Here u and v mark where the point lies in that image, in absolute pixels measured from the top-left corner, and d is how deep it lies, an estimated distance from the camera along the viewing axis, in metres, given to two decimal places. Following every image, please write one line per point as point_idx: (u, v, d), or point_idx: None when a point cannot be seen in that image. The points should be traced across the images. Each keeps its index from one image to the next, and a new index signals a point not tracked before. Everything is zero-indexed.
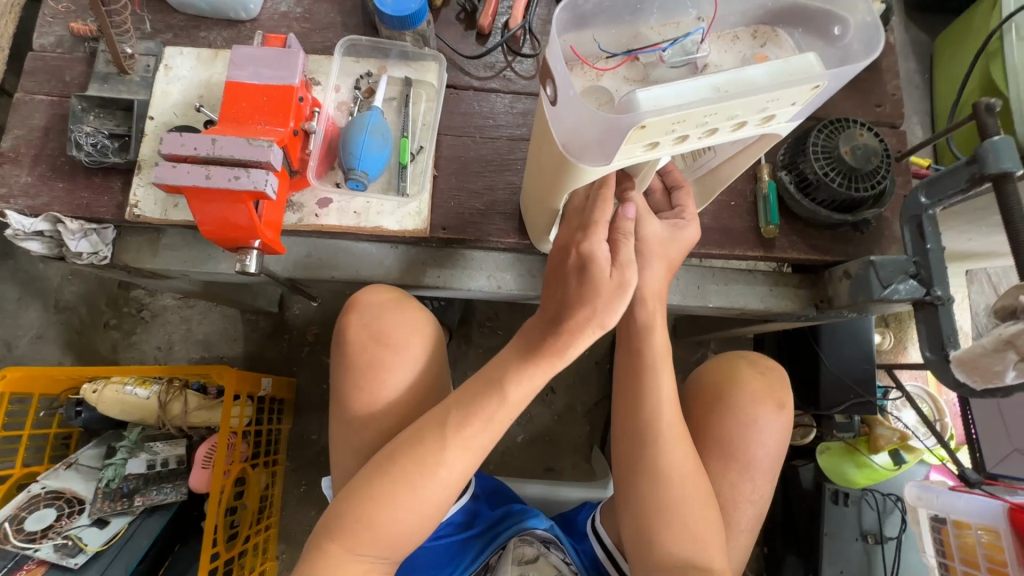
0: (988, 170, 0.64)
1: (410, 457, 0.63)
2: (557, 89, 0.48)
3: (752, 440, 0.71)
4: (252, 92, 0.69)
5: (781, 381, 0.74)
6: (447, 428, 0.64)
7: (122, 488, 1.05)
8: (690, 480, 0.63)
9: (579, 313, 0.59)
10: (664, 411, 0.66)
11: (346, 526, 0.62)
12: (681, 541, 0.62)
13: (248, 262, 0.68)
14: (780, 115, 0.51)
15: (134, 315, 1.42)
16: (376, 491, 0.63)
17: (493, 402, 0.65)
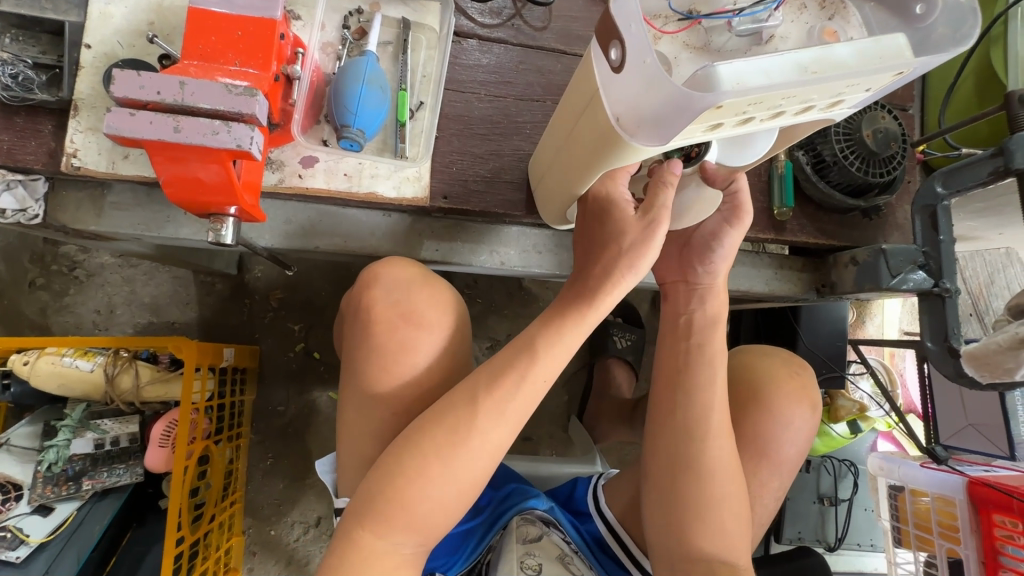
0: (1014, 165, 0.64)
1: (442, 429, 0.58)
2: (623, 53, 0.41)
3: (782, 438, 0.77)
4: (225, 24, 0.57)
5: (812, 383, 0.81)
6: (478, 394, 0.58)
7: (66, 471, 0.94)
8: (727, 476, 0.68)
9: (604, 258, 0.58)
10: (715, 406, 0.70)
11: (376, 511, 0.56)
12: (713, 534, 0.67)
13: (224, 232, 0.58)
14: (847, 100, 0.47)
15: (66, 274, 1.25)
16: (409, 467, 0.57)
17: (523, 360, 0.59)
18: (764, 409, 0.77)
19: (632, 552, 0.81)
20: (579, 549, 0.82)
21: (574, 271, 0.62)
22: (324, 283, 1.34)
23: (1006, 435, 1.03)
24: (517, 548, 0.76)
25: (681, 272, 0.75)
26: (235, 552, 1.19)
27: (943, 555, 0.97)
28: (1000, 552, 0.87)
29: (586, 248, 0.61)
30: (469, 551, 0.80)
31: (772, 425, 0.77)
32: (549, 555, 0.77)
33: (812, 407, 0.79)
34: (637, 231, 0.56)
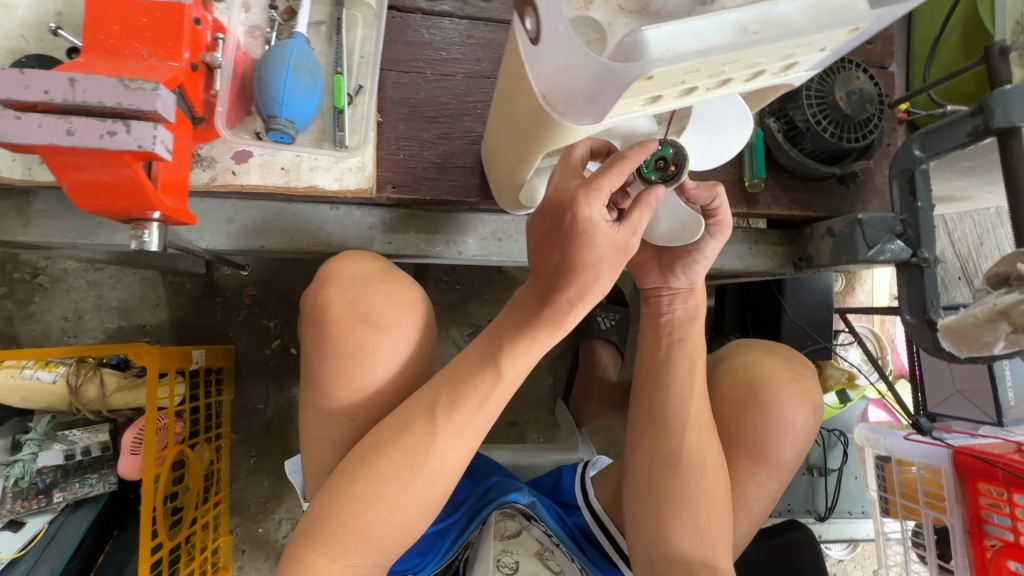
0: (994, 124, 0.59)
1: (401, 449, 0.55)
2: (540, 23, 0.38)
3: (780, 440, 0.74)
4: (128, 10, 0.52)
5: (814, 384, 0.77)
6: (437, 410, 0.56)
7: (36, 484, 0.93)
8: (711, 473, 0.66)
9: (583, 275, 0.52)
10: (694, 398, 0.68)
11: (330, 534, 0.54)
12: (692, 532, 0.65)
13: (148, 238, 0.55)
14: (802, 62, 0.42)
15: (29, 281, 1.22)
16: (365, 491, 0.54)
17: (486, 379, 0.56)
18: (765, 408, 0.74)
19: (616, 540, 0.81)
20: (560, 542, 0.81)
21: (536, 280, 0.55)
22: (297, 277, 1.31)
23: (993, 400, 1.00)
24: (494, 546, 0.74)
25: (663, 277, 0.72)
26: (223, 552, 1.19)
27: (930, 524, 0.97)
28: (986, 521, 0.87)
29: (551, 264, 0.52)
30: (444, 551, 0.78)
31: (769, 427, 0.74)
32: (527, 551, 0.75)
33: (812, 407, 0.76)
34: (611, 257, 0.52)
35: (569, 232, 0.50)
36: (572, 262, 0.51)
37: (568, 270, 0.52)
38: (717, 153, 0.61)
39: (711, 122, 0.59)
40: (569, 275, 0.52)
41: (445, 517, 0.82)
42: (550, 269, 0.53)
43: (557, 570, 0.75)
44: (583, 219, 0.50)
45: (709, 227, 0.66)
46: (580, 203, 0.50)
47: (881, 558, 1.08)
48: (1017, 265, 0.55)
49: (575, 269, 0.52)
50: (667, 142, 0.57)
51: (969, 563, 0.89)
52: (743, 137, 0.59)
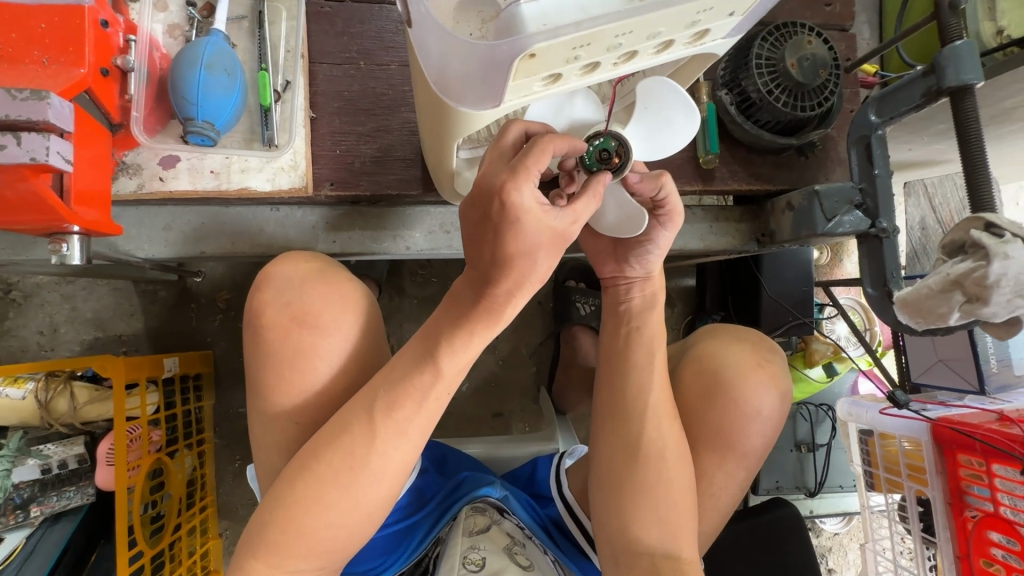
0: (945, 84, 0.56)
1: (340, 452, 0.51)
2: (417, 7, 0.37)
3: (746, 428, 0.72)
4: (25, 16, 0.50)
5: (781, 371, 0.76)
6: (375, 410, 0.51)
7: (14, 498, 0.92)
8: (669, 461, 0.65)
9: (520, 267, 0.46)
10: (653, 384, 0.67)
11: (272, 542, 0.49)
12: (655, 523, 0.64)
13: (69, 252, 0.53)
14: (715, 30, 0.40)
15: (1, 297, 1.20)
16: (305, 495, 0.50)
17: (425, 375, 0.52)
18: (731, 396, 0.72)
19: (587, 531, 0.79)
20: (533, 534, 0.79)
21: (469, 272, 0.49)
22: None
23: (975, 368, 0.98)
24: (462, 543, 0.72)
25: (618, 267, 0.70)
26: (212, 555, 1.20)
27: (913, 496, 0.95)
28: (966, 492, 0.85)
29: (483, 257, 0.46)
30: (412, 548, 0.75)
31: (735, 415, 0.72)
32: (495, 546, 0.72)
33: (780, 394, 0.74)
34: (548, 244, 0.46)
35: (498, 222, 0.44)
36: (505, 253, 0.45)
37: (503, 262, 0.45)
38: (663, 146, 0.57)
39: (655, 114, 0.55)
40: (503, 266, 0.46)
41: (412, 516, 0.79)
42: (483, 261, 0.47)
43: (525, 565, 0.72)
44: (513, 206, 0.43)
45: (661, 217, 0.64)
46: (506, 189, 0.43)
47: (868, 532, 1.06)
48: (972, 232, 0.53)
49: (510, 260, 0.45)
50: (609, 134, 0.54)
51: (950, 535, 0.88)
52: (691, 132, 0.55)
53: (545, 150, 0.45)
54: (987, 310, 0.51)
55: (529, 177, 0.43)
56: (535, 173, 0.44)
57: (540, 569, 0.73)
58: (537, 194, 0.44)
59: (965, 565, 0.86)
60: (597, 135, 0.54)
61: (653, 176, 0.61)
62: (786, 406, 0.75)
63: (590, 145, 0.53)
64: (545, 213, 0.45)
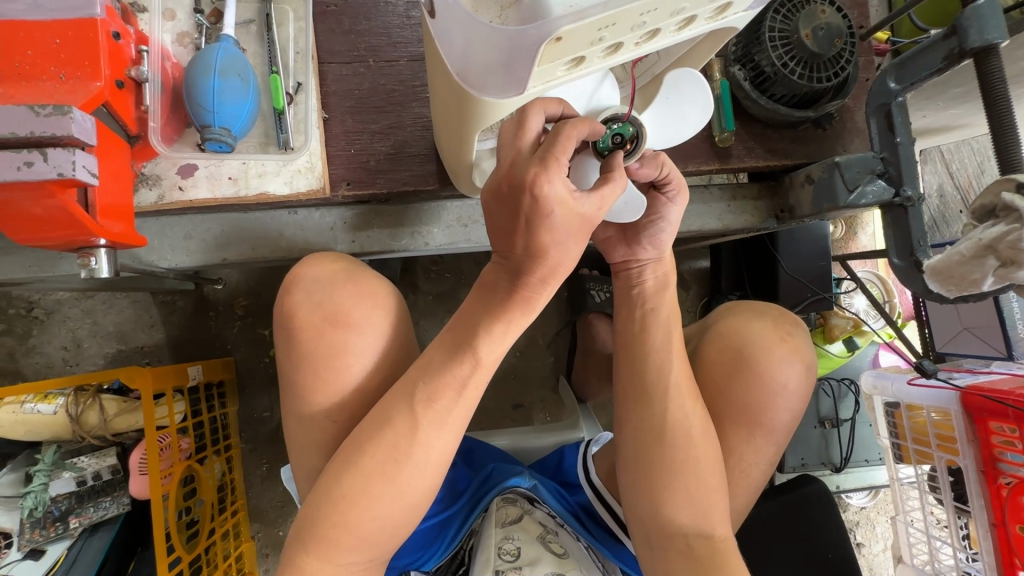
0: (969, 45, 0.55)
1: (384, 445, 0.51)
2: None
3: (773, 403, 0.72)
4: (40, 32, 0.50)
5: (805, 343, 0.75)
6: (416, 401, 0.52)
7: (51, 512, 0.95)
8: (696, 441, 0.65)
9: (552, 255, 0.47)
10: (673, 363, 0.67)
11: (321, 537, 0.50)
12: (687, 503, 0.64)
13: (97, 266, 0.54)
14: (737, 2, 0.39)
15: (24, 316, 1.21)
16: (351, 489, 0.50)
17: (461, 367, 0.51)
18: (756, 372, 0.72)
19: (617, 515, 0.78)
20: (565, 521, 0.78)
21: (502, 261, 0.50)
22: None
23: (1002, 334, 0.96)
24: (496, 534, 0.72)
25: (629, 250, 0.70)
26: (247, 558, 1.21)
27: (943, 467, 0.94)
28: (999, 460, 0.85)
29: (517, 248, 0.47)
30: (447, 543, 0.75)
31: (762, 391, 0.72)
32: (529, 536, 0.72)
33: (805, 366, 0.74)
34: (578, 232, 0.46)
35: (529, 214, 0.44)
36: (538, 243, 0.46)
37: (536, 252, 0.46)
38: (671, 134, 0.59)
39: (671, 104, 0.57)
40: (536, 256, 0.47)
41: (447, 509, 0.80)
42: (517, 252, 0.48)
43: (560, 552, 0.72)
44: (544, 198, 0.43)
45: (668, 192, 0.64)
46: (535, 184, 0.43)
47: (898, 504, 1.06)
48: (1005, 194, 0.52)
49: (543, 250, 0.46)
50: (628, 120, 0.54)
51: (984, 503, 0.87)
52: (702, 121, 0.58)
53: (570, 139, 0.44)
54: (1022, 273, 0.50)
55: (557, 168, 0.43)
56: (563, 163, 0.44)
57: (574, 557, 0.73)
58: (567, 183, 0.44)
59: (1001, 532, 0.85)
60: (615, 119, 0.54)
61: (653, 158, 0.59)
62: (812, 378, 0.75)
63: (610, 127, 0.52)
64: (575, 201, 0.45)
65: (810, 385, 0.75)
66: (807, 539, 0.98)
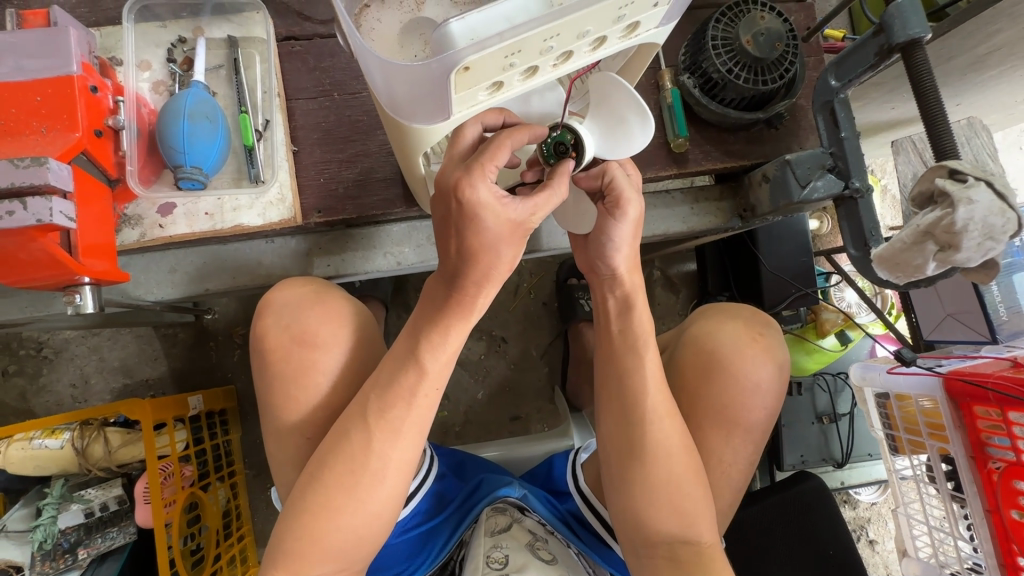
0: (895, 41, 0.57)
1: (341, 458, 0.54)
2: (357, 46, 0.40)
3: (748, 402, 0.73)
4: (21, 92, 0.54)
5: (776, 340, 0.77)
6: (369, 416, 0.54)
7: (61, 544, 0.98)
8: (678, 457, 0.64)
9: (484, 259, 0.49)
10: (649, 388, 0.66)
11: (288, 552, 0.52)
12: (670, 513, 0.63)
13: (82, 303, 0.57)
14: (645, 21, 0.42)
15: (35, 355, 1.26)
16: (315, 502, 0.53)
17: (408, 372, 0.54)
18: (730, 373, 0.73)
19: (604, 519, 0.78)
20: (554, 528, 0.78)
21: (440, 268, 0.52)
22: None
23: (985, 320, 0.97)
24: (485, 542, 0.71)
25: (589, 263, 0.71)
26: None
27: (936, 455, 0.93)
28: (987, 444, 0.84)
29: (450, 253, 0.49)
30: (435, 552, 0.75)
31: (737, 392, 0.73)
32: (518, 544, 0.71)
33: (777, 365, 0.75)
34: (510, 236, 0.48)
35: (458, 219, 0.47)
36: (469, 247, 0.48)
37: (467, 255, 0.49)
38: (618, 146, 0.57)
39: (613, 111, 0.55)
40: (470, 260, 0.49)
41: (434, 518, 0.79)
42: (452, 257, 0.50)
43: (549, 559, 0.71)
44: (468, 201, 0.45)
45: (610, 207, 0.64)
46: (461, 185, 0.45)
47: (896, 497, 1.05)
48: (938, 181, 0.54)
49: (474, 254, 0.48)
50: (566, 127, 0.56)
51: (977, 489, 0.86)
52: (644, 135, 0.54)
53: (504, 148, 0.48)
54: (960, 256, 0.52)
55: (482, 172, 0.46)
56: (490, 168, 0.47)
57: (564, 563, 0.72)
58: (494, 189, 0.46)
59: (997, 518, 0.84)
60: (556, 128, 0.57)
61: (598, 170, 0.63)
62: (784, 375, 0.76)
63: (548, 137, 0.55)
64: (503, 206, 0.47)
65: (785, 382, 0.76)
66: (806, 535, 0.97)
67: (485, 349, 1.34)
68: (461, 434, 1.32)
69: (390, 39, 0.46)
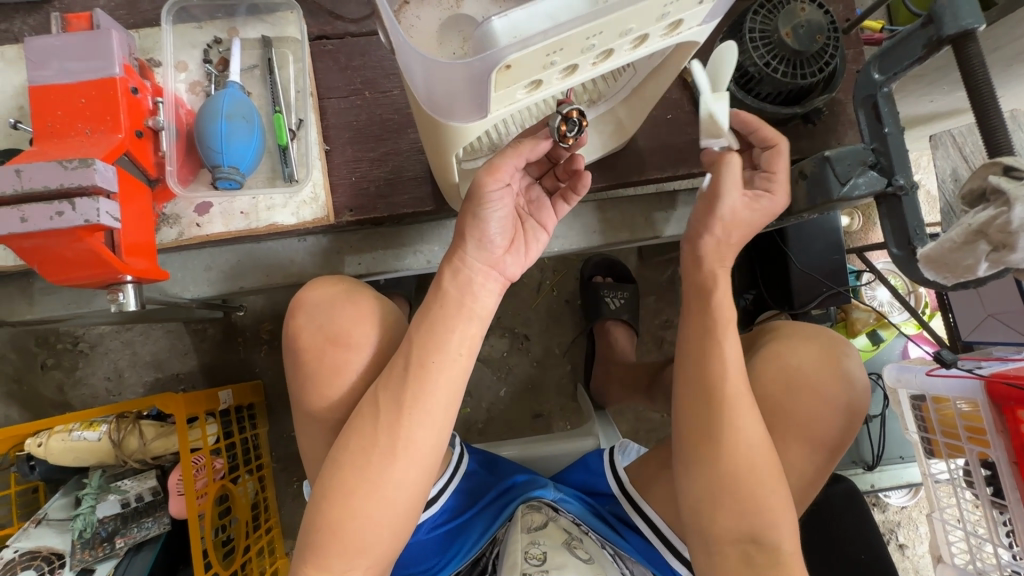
0: (945, 33, 0.55)
1: (355, 454, 0.54)
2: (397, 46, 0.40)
3: (827, 421, 0.70)
4: (68, 94, 0.56)
5: (855, 364, 0.74)
6: (394, 413, 0.54)
7: (99, 533, 1.00)
8: (757, 452, 0.60)
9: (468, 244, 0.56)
10: (728, 375, 0.62)
11: (314, 543, 0.53)
12: (744, 512, 0.60)
13: (124, 300, 0.58)
14: (688, 18, 0.41)
15: (71, 350, 1.30)
16: (337, 487, 0.54)
17: (441, 368, 0.55)
18: (815, 391, 0.70)
19: (647, 513, 0.76)
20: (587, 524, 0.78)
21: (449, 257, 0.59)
22: None
23: None
24: (522, 539, 0.71)
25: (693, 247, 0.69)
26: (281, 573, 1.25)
27: (975, 459, 0.90)
28: None
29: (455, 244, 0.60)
30: (466, 549, 0.75)
31: (817, 409, 0.70)
32: (555, 541, 0.71)
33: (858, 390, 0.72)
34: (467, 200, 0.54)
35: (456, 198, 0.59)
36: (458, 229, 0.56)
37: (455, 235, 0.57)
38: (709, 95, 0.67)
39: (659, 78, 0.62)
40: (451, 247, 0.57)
41: (466, 513, 0.79)
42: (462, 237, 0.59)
43: (587, 558, 0.70)
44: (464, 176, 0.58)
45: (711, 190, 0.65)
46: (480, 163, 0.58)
47: (931, 501, 1.02)
48: (992, 178, 0.52)
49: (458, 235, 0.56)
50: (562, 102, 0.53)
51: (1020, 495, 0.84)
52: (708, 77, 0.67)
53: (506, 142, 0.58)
54: (1015, 256, 0.50)
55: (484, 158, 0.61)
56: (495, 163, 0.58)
57: (602, 562, 0.71)
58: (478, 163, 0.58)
59: None
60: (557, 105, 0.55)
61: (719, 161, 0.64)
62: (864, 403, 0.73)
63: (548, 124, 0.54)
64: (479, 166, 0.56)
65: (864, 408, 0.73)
66: (841, 539, 0.94)
67: (508, 346, 1.33)
68: (484, 431, 1.33)
69: (428, 36, 0.45)
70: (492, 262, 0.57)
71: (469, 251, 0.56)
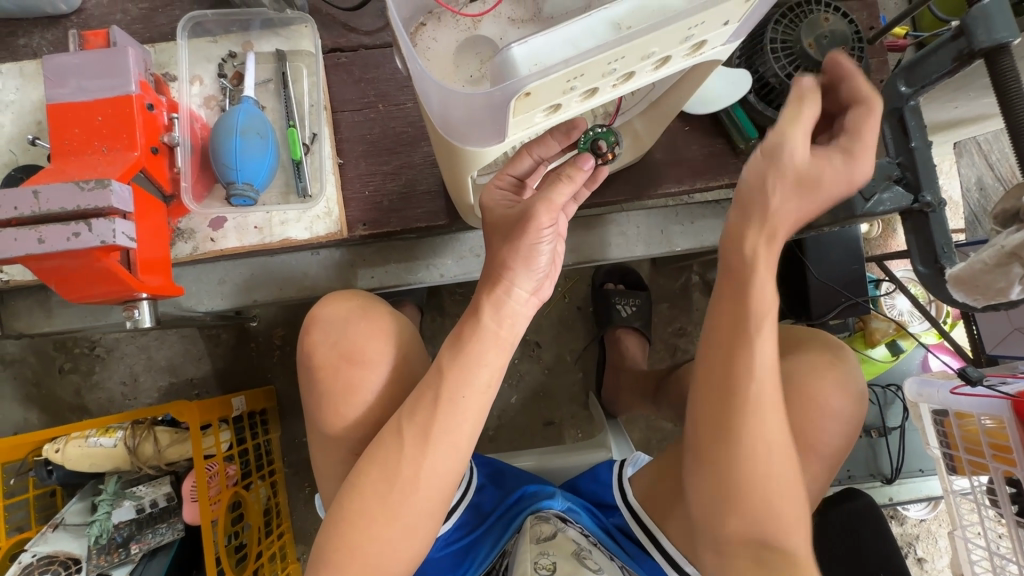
0: (977, 46, 0.53)
1: (375, 477, 0.54)
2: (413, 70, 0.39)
3: (835, 418, 0.67)
4: (85, 112, 0.56)
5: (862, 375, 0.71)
6: (417, 439, 0.54)
7: (115, 538, 1.01)
8: (773, 395, 0.57)
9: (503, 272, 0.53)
10: (759, 315, 0.57)
11: (327, 565, 0.53)
12: (753, 457, 0.56)
13: (140, 317, 0.59)
14: (712, 39, 0.40)
15: (88, 354, 1.31)
16: (354, 510, 0.53)
17: (461, 392, 0.54)
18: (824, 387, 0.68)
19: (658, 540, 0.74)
20: (599, 541, 0.76)
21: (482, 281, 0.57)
22: None
23: None
24: (530, 550, 0.70)
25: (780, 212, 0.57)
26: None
27: (999, 478, 0.87)
28: None
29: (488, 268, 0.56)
30: (477, 565, 0.75)
31: (828, 405, 0.67)
32: (564, 552, 0.69)
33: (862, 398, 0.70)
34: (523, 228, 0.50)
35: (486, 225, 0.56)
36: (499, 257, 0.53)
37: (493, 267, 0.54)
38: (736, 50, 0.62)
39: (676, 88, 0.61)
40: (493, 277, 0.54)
41: (476, 529, 0.79)
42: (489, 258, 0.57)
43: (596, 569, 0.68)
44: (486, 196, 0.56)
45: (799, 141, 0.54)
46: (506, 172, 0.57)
47: (953, 518, 0.99)
48: None
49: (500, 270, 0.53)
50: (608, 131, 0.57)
51: None
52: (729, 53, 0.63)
53: (526, 156, 0.56)
54: None
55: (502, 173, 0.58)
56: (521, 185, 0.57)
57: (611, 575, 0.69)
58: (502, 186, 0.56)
59: None
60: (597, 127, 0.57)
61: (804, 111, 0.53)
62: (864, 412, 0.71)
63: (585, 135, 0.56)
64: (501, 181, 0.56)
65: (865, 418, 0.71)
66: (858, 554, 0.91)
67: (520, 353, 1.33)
68: (495, 438, 1.32)
69: (445, 59, 0.45)
70: (536, 290, 0.56)
71: (518, 280, 0.53)
